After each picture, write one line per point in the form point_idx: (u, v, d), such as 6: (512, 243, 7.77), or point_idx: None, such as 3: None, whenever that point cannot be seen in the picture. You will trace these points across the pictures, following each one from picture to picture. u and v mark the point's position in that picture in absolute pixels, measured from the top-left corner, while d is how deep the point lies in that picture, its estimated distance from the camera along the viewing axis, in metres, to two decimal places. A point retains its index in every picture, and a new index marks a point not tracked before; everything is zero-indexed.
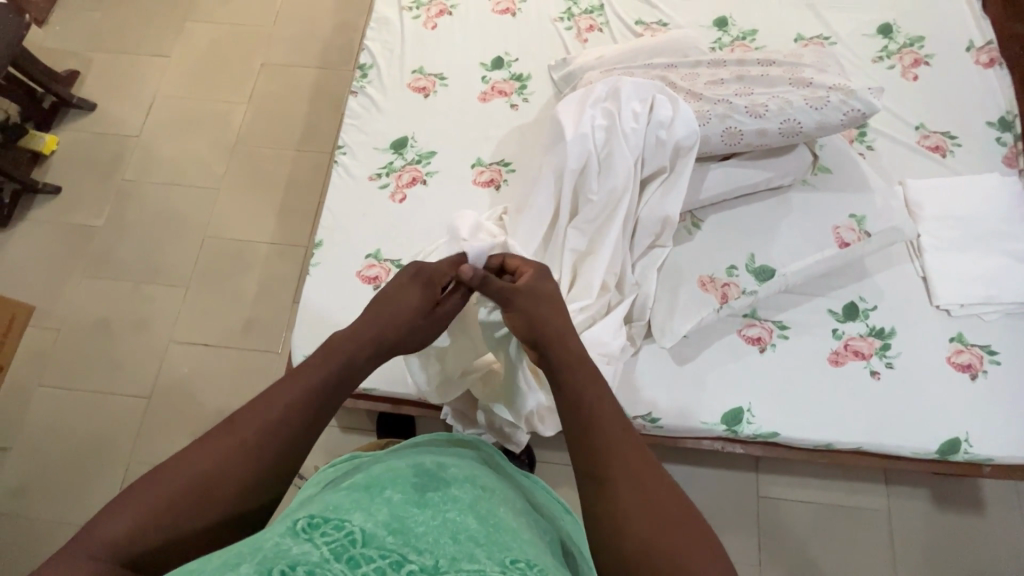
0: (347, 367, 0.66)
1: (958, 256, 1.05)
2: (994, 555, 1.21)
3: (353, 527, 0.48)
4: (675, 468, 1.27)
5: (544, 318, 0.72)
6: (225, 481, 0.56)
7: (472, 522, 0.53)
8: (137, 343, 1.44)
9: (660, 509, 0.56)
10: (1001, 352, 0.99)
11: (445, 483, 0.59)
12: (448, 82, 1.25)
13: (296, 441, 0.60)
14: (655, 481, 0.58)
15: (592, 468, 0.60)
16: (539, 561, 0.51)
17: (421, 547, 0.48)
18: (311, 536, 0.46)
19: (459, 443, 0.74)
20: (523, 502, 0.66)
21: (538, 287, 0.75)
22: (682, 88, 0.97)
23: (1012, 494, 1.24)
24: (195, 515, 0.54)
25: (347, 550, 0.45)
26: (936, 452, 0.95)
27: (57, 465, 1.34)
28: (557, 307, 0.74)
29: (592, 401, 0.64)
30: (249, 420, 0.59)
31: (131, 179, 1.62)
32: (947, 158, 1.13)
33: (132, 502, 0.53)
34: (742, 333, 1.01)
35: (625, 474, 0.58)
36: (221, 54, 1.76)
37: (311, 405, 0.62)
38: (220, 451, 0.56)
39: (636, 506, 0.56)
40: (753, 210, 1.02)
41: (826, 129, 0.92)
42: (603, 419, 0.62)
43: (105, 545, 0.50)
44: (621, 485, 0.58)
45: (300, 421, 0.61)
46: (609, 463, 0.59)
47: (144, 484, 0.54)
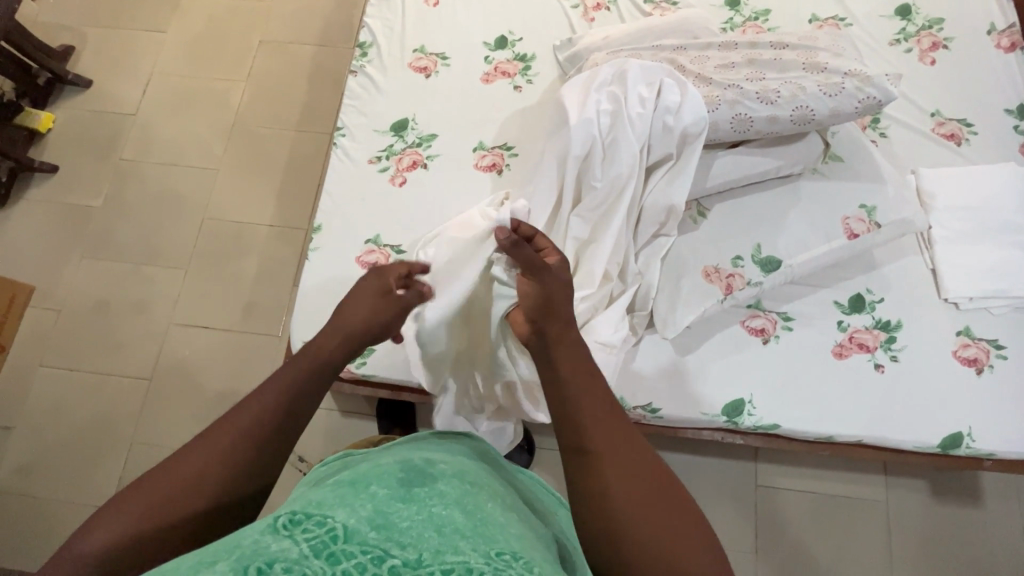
0: (314, 363, 0.67)
1: (969, 248, 1.02)
2: (990, 546, 1.22)
3: (335, 523, 0.48)
4: (674, 456, 1.28)
5: (562, 300, 0.70)
6: (203, 490, 0.55)
7: (458, 516, 0.53)
8: (137, 326, 1.44)
9: (649, 488, 0.56)
10: (1008, 346, 0.98)
11: (433, 478, 0.59)
12: (449, 62, 1.21)
13: (274, 448, 0.60)
14: (642, 457, 0.58)
15: (580, 443, 0.59)
16: (526, 554, 0.50)
17: (405, 541, 0.48)
18: (292, 533, 0.46)
19: (450, 438, 0.74)
20: (514, 495, 0.66)
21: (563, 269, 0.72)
22: (691, 72, 0.94)
23: (1011, 486, 1.24)
24: (176, 525, 0.54)
25: (327, 546, 0.45)
26: (938, 446, 0.94)
27: (60, 445, 1.35)
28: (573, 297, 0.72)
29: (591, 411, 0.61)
30: (230, 428, 0.59)
31: (129, 158, 1.60)
32: (962, 147, 1.09)
33: (112, 512, 0.53)
34: (745, 324, 0.99)
35: (615, 451, 0.58)
36: (219, 30, 1.72)
37: (289, 411, 0.62)
38: (198, 459, 0.56)
39: (626, 484, 0.56)
40: (760, 199, 0.99)
41: (839, 117, 0.89)
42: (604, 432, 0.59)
43: (83, 558, 0.50)
44: (611, 462, 0.57)
45: (276, 428, 0.61)
46: (599, 442, 0.58)
47: (123, 494, 0.54)
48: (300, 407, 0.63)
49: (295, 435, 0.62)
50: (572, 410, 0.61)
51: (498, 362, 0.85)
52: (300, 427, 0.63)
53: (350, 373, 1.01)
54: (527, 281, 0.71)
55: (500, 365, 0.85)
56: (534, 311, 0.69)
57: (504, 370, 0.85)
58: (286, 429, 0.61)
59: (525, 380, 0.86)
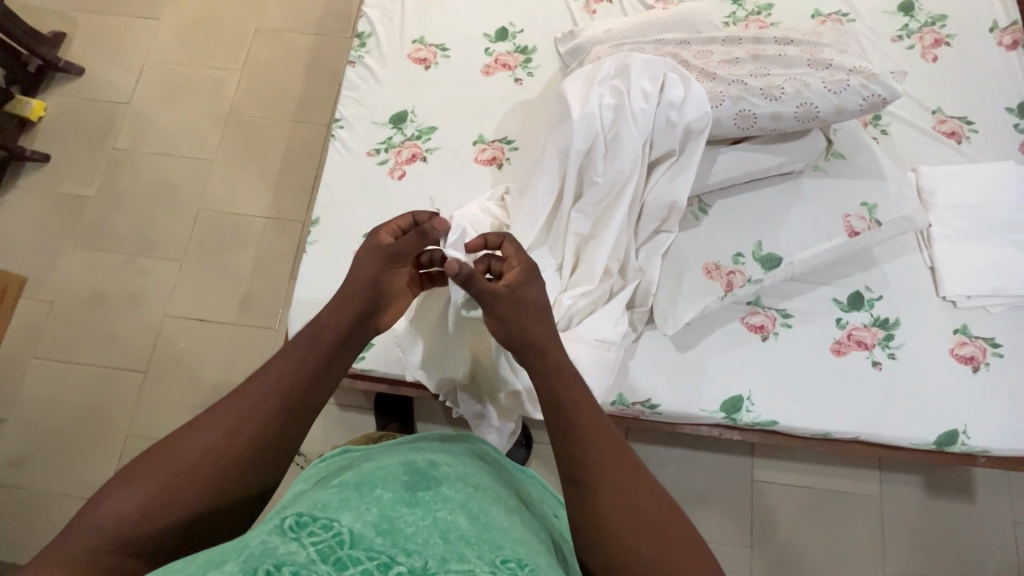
0: (317, 335, 0.66)
1: (967, 247, 1.03)
2: (980, 541, 1.23)
3: (341, 527, 0.48)
4: (670, 451, 1.28)
5: (525, 327, 0.68)
6: (213, 462, 0.56)
7: (463, 521, 0.53)
8: (132, 317, 1.43)
9: (643, 520, 0.56)
10: (1004, 345, 0.98)
11: (437, 481, 0.58)
12: (449, 53, 1.20)
13: (280, 421, 0.60)
14: (638, 488, 0.59)
15: (574, 474, 0.60)
16: (531, 560, 0.51)
17: (410, 548, 0.48)
18: (299, 536, 0.47)
19: (452, 440, 0.74)
20: (515, 499, 0.65)
21: (520, 295, 0.68)
22: (695, 67, 0.93)
23: (1002, 482, 1.26)
24: (188, 495, 0.54)
25: (334, 551, 0.45)
26: (933, 443, 0.95)
27: (55, 438, 1.34)
28: (543, 318, 0.69)
29: (601, 446, 0.61)
30: (242, 400, 0.59)
31: (123, 148, 1.57)
32: (962, 145, 1.09)
33: (124, 484, 0.53)
34: (745, 321, 0.99)
35: (610, 484, 0.59)
36: (213, 17, 1.69)
37: (296, 385, 0.62)
38: (207, 432, 0.57)
39: (619, 517, 0.57)
40: (762, 196, 0.99)
41: (843, 114, 0.89)
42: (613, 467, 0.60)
43: (100, 528, 0.50)
44: (606, 494, 0.58)
45: (282, 400, 0.61)
46: (602, 472, 0.59)
47: (135, 466, 0.54)
48: (306, 381, 0.63)
49: (302, 406, 0.62)
50: (566, 442, 0.62)
51: (500, 372, 0.87)
52: (307, 401, 0.62)
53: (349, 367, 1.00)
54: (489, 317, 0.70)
55: (502, 376, 0.87)
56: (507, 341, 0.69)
57: (505, 381, 0.88)
58: (296, 402, 0.61)
59: (527, 391, 0.88)
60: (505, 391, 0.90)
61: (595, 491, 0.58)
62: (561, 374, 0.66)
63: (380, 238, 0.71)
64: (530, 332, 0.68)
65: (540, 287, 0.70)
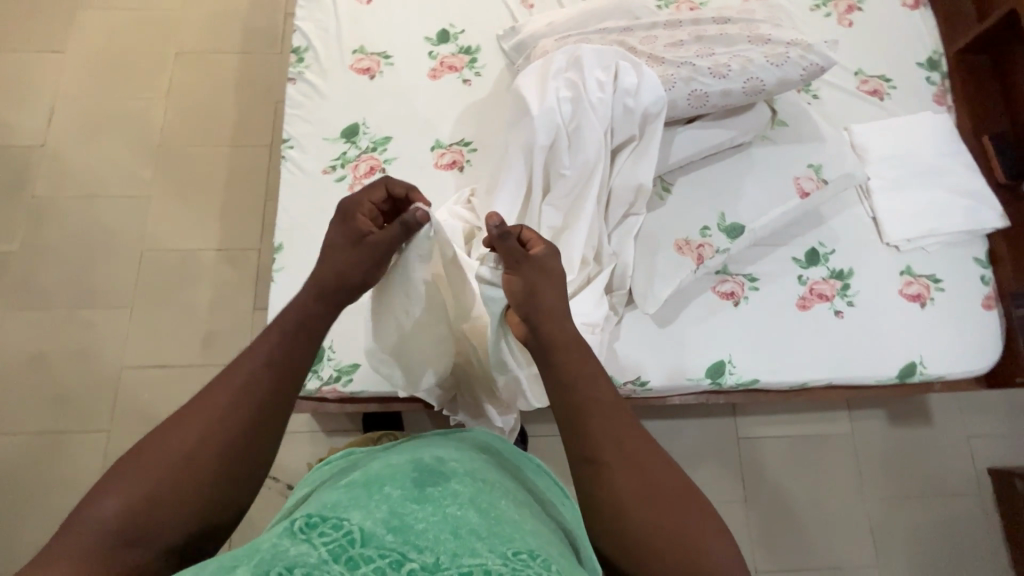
0: (310, 320, 0.67)
1: (902, 194, 1.12)
2: (941, 458, 1.35)
3: (352, 526, 0.51)
4: (659, 423, 1.34)
5: (541, 294, 0.70)
6: (205, 448, 0.57)
7: (473, 515, 0.56)
8: (83, 375, 1.33)
9: (658, 501, 0.59)
10: (944, 280, 1.08)
11: (446, 476, 0.61)
12: (392, 60, 1.18)
13: (268, 404, 0.61)
14: (653, 466, 0.61)
15: (588, 453, 0.62)
16: (542, 551, 0.54)
17: (421, 544, 0.51)
18: (309, 536, 0.50)
19: (456, 433, 0.76)
20: (522, 490, 0.69)
21: (544, 263, 0.71)
22: (644, 53, 0.95)
23: (953, 403, 1.38)
24: (185, 482, 0.55)
25: (345, 550, 0.49)
26: (896, 377, 1.04)
27: (13, 516, 1.24)
28: (559, 287, 0.72)
29: (604, 425, 0.63)
30: (228, 385, 0.60)
31: (43, 195, 1.45)
32: (884, 101, 1.18)
33: (118, 483, 0.54)
34: (716, 289, 1.04)
35: (621, 463, 0.61)
36: (126, 45, 1.58)
37: (279, 366, 0.63)
38: (197, 423, 0.58)
39: (634, 497, 0.59)
40: (718, 169, 1.04)
41: (787, 86, 0.94)
42: (617, 443, 0.62)
43: (103, 523, 0.52)
44: (620, 473, 0.60)
45: (267, 385, 0.61)
46: (608, 451, 0.62)
47: (128, 463, 0.55)
48: (291, 362, 0.64)
49: (291, 387, 0.63)
50: (578, 423, 0.64)
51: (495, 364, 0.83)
52: (291, 382, 0.63)
53: (337, 392, 0.98)
54: (510, 278, 0.72)
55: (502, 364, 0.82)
56: (522, 306, 0.70)
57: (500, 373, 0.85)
58: (282, 381, 0.62)
59: (526, 380, 0.86)
60: (502, 381, 0.87)
61: (608, 470, 0.61)
62: (556, 346, 0.69)
63: (361, 225, 0.72)
64: (544, 300, 0.70)
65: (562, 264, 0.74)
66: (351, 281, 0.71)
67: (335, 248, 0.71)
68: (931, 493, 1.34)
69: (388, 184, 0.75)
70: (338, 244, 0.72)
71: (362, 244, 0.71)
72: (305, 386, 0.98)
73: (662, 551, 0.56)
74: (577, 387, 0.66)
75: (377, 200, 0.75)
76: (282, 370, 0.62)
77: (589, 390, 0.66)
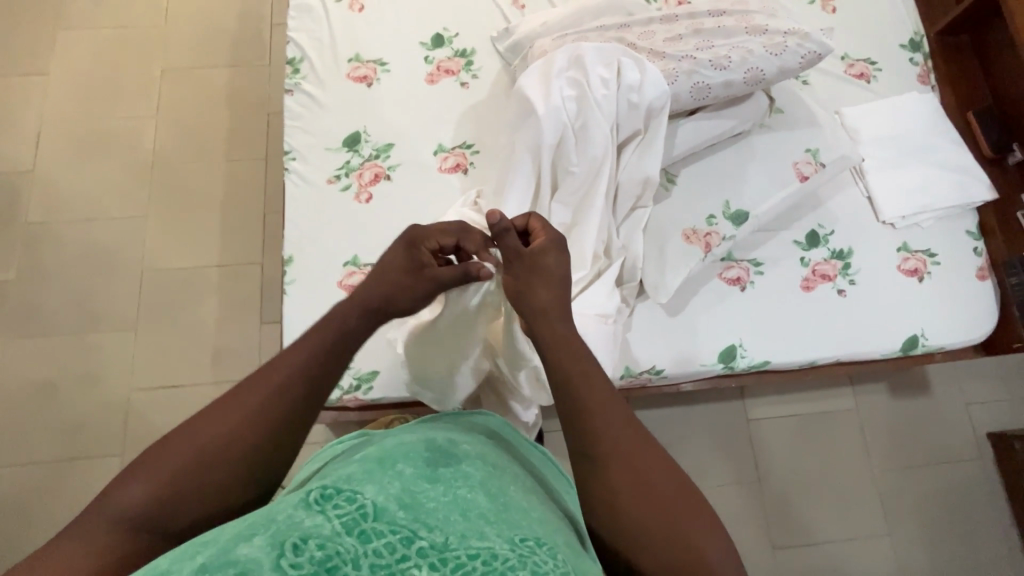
0: (343, 333, 0.68)
1: (894, 173, 1.15)
2: (942, 426, 1.40)
3: (365, 500, 0.53)
4: (670, 410, 1.36)
5: (537, 291, 0.72)
6: (232, 447, 0.58)
7: (481, 499, 0.58)
8: (91, 400, 1.31)
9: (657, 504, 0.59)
10: (939, 254, 1.12)
11: (457, 459, 0.64)
12: (389, 67, 1.18)
13: (296, 412, 0.62)
14: (655, 469, 0.61)
15: (588, 452, 0.63)
16: (547, 539, 0.56)
17: (431, 523, 0.53)
18: (324, 508, 0.52)
19: (466, 417, 0.78)
20: (529, 477, 0.71)
21: (540, 260, 0.73)
22: (643, 48, 0.97)
23: (951, 372, 1.43)
24: (209, 479, 0.57)
25: (358, 524, 0.51)
26: (899, 350, 1.08)
27: (30, 547, 1.22)
28: (557, 287, 0.73)
29: (605, 421, 0.63)
30: (261, 387, 0.61)
31: (37, 221, 1.43)
32: (871, 84, 1.22)
33: (146, 470, 0.56)
34: (723, 276, 1.07)
35: (619, 457, 0.61)
36: (111, 64, 1.56)
37: (310, 374, 0.64)
38: (226, 419, 0.59)
39: (630, 492, 0.59)
40: (719, 158, 1.06)
41: (786, 74, 0.97)
42: (617, 439, 0.62)
43: (129, 507, 0.53)
44: (618, 468, 0.61)
45: (300, 395, 0.63)
46: (607, 446, 0.62)
47: (157, 451, 0.57)
48: (322, 371, 0.64)
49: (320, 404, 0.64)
50: (579, 417, 0.64)
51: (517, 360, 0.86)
52: (320, 391, 0.64)
53: (357, 399, 0.98)
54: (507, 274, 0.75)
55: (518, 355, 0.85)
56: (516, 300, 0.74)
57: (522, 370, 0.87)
58: (313, 390, 0.63)
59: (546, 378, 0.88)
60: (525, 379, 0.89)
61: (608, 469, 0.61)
62: (554, 342, 0.70)
63: (422, 257, 0.74)
64: (540, 298, 0.72)
65: (562, 259, 0.74)
66: (395, 304, 0.72)
67: (393, 269, 0.73)
68: (935, 460, 1.38)
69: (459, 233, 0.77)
70: (394, 265, 0.74)
71: (417, 273, 0.73)
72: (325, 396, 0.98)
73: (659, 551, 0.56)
74: (579, 382, 0.66)
75: (448, 241, 0.77)
76: (314, 381, 0.63)
77: (591, 385, 0.66)
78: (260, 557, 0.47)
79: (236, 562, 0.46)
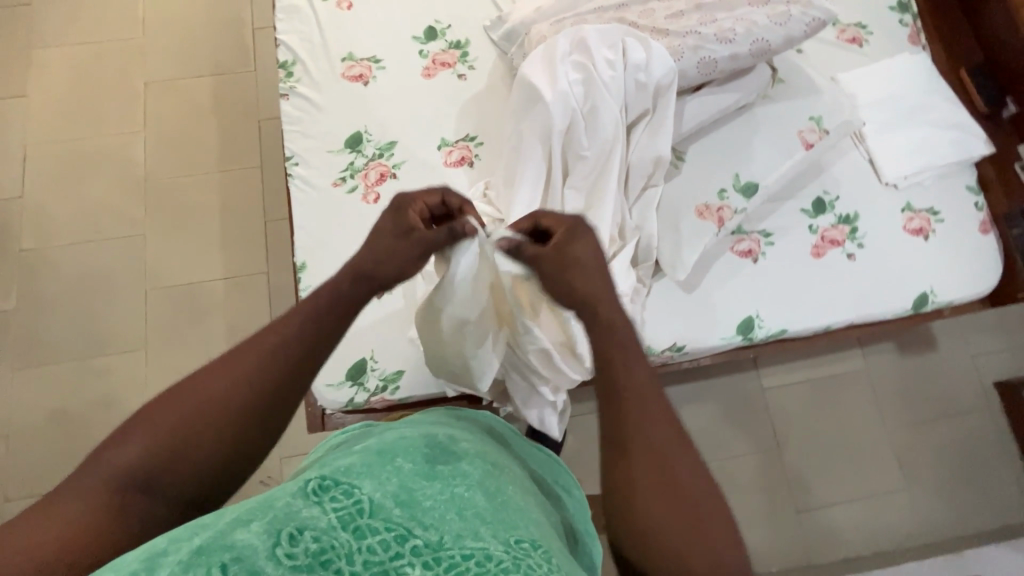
0: (335, 301, 0.66)
1: (894, 135, 1.16)
2: (950, 379, 1.43)
3: (362, 495, 0.52)
4: (686, 386, 1.38)
5: (575, 287, 0.67)
6: (223, 408, 0.58)
7: (479, 497, 0.56)
8: (107, 425, 1.30)
9: (684, 503, 0.57)
10: (942, 211, 1.14)
11: (457, 456, 0.62)
12: (384, 64, 1.16)
13: (288, 374, 0.61)
14: (685, 474, 0.58)
15: (617, 442, 0.60)
16: (542, 541, 0.55)
17: (427, 522, 0.52)
18: (321, 500, 0.51)
19: (467, 413, 0.78)
20: (531, 481, 0.72)
21: (568, 253, 0.68)
22: (646, 27, 0.97)
23: (955, 326, 1.46)
24: (201, 442, 0.57)
25: (354, 519, 0.50)
26: (910, 308, 1.10)
27: None
28: (598, 274, 0.67)
29: (641, 417, 0.60)
30: (254, 349, 0.61)
31: (32, 248, 1.40)
32: (864, 48, 1.23)
33: (140, 429, 0.56)
34: (735, 249, 1.08)
35: (650, 458, 0.58)
36: (92, 81, 1.52)
37: (301, 338, 0.63)
38: (217, 381, 0.59)
39: (653, 496, 0.57)
40: (724, 132, 1.07)
41: (791, 43, 0.97)
42: (650, 439, 0.59)
43: (120, 467, 0.54)
44: (645, 468, 0.58)
45: (291, 358, 0.62)
46: (637, 443, 0.59)
47: (151, 410, 0.57)
48: (314, 337, 0.63)
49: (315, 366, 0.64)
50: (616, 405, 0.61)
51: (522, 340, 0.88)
52: (314, 356, 0.63)
53: (385, 400, 0.99)
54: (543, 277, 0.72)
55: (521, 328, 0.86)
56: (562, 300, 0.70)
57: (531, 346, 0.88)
58: (305, 355, 0.62)
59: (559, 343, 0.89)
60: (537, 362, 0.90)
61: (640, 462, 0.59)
62: (606, 328, 0.65)
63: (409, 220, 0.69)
64: (581, 292, 0.67)
65: (590, 240, 0.68)
66: (385, 274, 0.68)
67: (383, 236, 0.69)
68: (946, 412, 1.42)
69: (445, 193, 0.72)
70: (382, 233, 0.69)
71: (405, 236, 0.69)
72: (353, 399, 0.99)
73: (678, 550, 0.55)
74: (616, 369, 0.63)
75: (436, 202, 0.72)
76: (305, 346, 0.62)
77: (631, 374, 0.62)
78: (256, 544, 0.46)
79: (231, 545, 0.46)
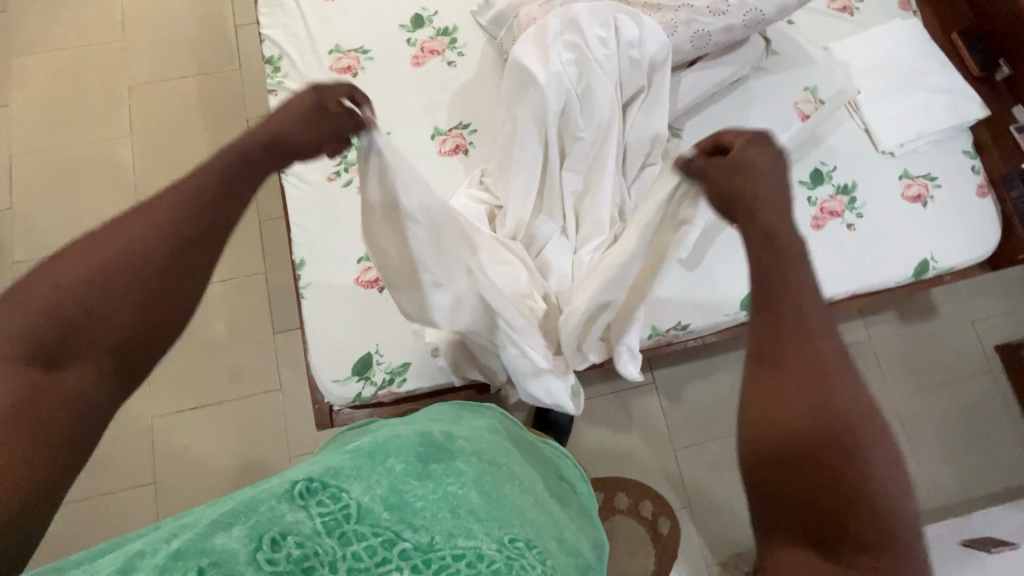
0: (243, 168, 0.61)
1: (889, 102, 1.15)
2: (952, 345, 1.44)
3: (350, 499, 0.49)
4: (691, 365, 1.39)
5: (741, 194, 0.58)
6: (118, 275, 0.52)
7: (473, 496, 0.55)
8: (112, 434, 1.29)
9: (841, 437, 0.45)
10: (939, 176, 1.14)
11: (452, 455, 0.62)
12: (372, 54, 1.15)
13: (197, 246, 0.56)
14: (846, 392, 0.48)
15: (763, 348, 0.51)
16: (536, 541, 0.54)
17: (417, 523, 0.50)
18: (306, 504, 0.49)
19: (473, 412, 0.81)
20: (541, 480, 0.74)
21: (744, 156, 0.59)
22: (637, 3, 0.97)
23: (955, 292, 1.47)
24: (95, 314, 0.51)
25: (340, 525, 0.47)
26: (912, 276, 1.10)
27: None
28: (777, 186, 0.58)
29: (793, 322, 0.50)
30: (152, 214, 0.55)
31: (24, 260, 1.38)
32: (855, 16, 1.22)
33: (21, 302, 0.50)
34: (735, 225, 1.07)
35: (803, 368, 0.49)
36: (74, 88, 1.49)
37: (208, 205, 0.58)
38: (112, 247, 0.53)
39: (808, 410, 0.47)
40: (719, 107, 1.06)
41: (784, 12, 0.96)
42: (804, 347, 0.49)
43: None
44: (797, 379, 0.48)
45: (199, 227, 0.56)
46: (789, 350, 0.50)
47: (33, 280, 0.51)
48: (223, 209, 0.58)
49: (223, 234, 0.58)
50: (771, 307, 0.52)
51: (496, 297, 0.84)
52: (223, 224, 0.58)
53: (392, 393, 0.99)
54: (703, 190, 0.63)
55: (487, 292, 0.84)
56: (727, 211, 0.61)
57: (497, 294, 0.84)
58: (213, 225, 0.57)
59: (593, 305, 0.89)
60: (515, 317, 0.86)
61: (795, 370, 0.49)
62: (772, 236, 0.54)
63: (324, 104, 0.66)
64: (751, 197, 0.57)
65: (775, 151, 0.59)
66: (295, 147, 0.65)
67: (294, 113, 0.65)
68: (949, 378, 1.43)
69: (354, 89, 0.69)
70: (296, 109, 0.66)
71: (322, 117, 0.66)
72: (360, 394, 0.98)
73: (814, 478, 0.45)
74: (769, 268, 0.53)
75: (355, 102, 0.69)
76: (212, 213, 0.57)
77: (782, 275, 0.53)
78: (235, 548, 0.44)
79: (209, 551, 0.43)
